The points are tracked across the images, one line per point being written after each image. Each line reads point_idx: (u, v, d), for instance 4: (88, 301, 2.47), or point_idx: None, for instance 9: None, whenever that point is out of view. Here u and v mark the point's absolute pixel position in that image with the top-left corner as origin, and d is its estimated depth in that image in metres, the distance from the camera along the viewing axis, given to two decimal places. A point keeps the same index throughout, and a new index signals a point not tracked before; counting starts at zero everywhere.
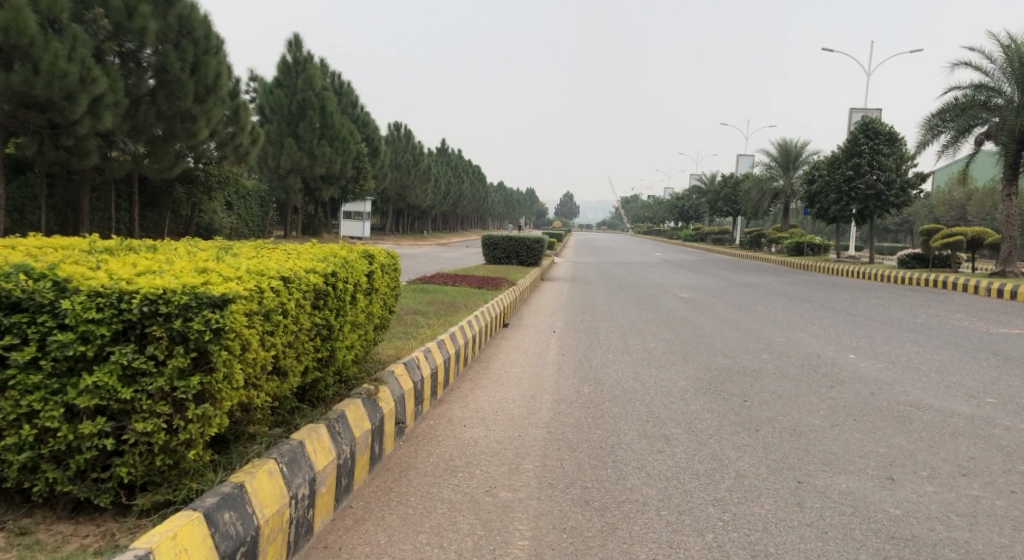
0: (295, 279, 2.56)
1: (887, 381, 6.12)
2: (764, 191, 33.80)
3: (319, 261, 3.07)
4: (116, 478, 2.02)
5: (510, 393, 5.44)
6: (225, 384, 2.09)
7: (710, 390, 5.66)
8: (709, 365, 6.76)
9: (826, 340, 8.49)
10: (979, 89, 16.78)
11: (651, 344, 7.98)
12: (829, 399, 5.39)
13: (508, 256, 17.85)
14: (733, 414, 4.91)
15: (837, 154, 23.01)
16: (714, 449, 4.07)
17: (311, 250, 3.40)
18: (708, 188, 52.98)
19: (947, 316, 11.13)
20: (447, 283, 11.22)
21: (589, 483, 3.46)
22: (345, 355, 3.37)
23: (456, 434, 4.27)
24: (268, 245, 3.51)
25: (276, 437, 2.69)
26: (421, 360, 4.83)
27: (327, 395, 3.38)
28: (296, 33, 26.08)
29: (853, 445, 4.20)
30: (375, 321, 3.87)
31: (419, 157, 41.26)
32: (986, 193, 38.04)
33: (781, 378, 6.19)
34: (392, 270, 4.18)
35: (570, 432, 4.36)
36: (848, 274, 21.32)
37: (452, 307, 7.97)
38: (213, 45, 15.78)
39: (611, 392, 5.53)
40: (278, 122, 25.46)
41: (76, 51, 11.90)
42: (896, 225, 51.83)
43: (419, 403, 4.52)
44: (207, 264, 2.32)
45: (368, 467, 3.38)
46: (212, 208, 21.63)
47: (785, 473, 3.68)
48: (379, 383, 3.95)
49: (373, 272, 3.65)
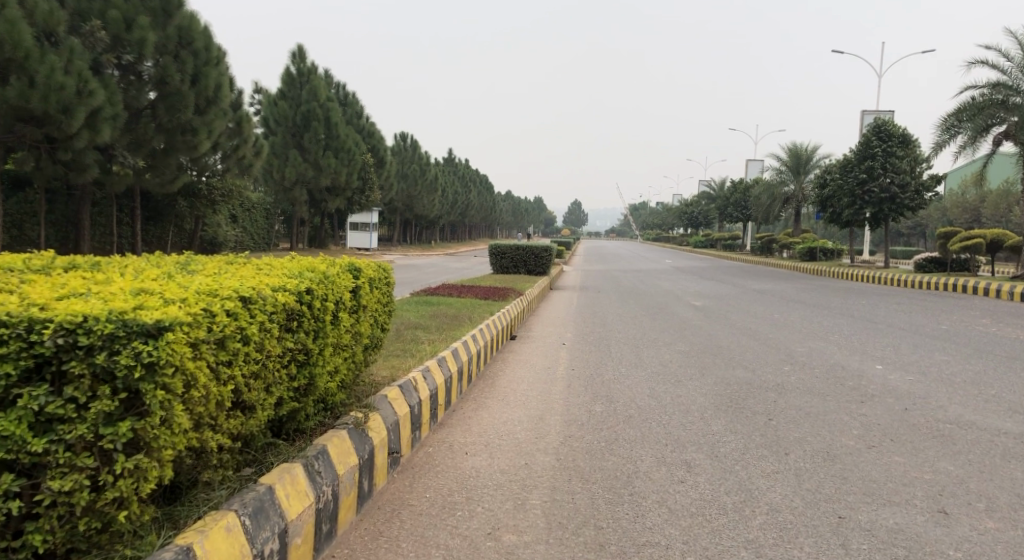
0: (257, 299, 2.24)
1: (921, 394, 5.69)
2: (775, 196, 33.32)
3: (292, 277, 2.74)
4: (29, 550, 1.64)
5: (516, 414, 5.07)
6: (164, 428, 1.75)
7: (731, 408, 5.25)
8: (727, 379, 6.36)
9: (849, 350, 8.04)
10: (996, 88, 16.31)
11: (664, 356, 7.58)
12: (861, 417, 4.97)
13: (516, 265, 17.46)
14: (758, 436, 4.50)
15: (850, 156, 22.56)
16: (741, 478, 3.66)
17: (287, 264, 3.07)
18: (717, 194, 52.61)
19: (973, 322, 10.64)
20: (452, 294, 10.88)
21: (603, 522, 3.07)
22: (326, 382, 3.02)
23: (456, 464, 3.89)
24: (241, 260, 3.18)
25: (239, 484, 2.33)
26: (419, 381, 4.47)
27: (307, 427, 3.04)
28: (300, 44, 25.95)
29: (895, 469, 3.78)
30: (364, 341, 3.53)
31: (426, 167, 41.15)
32: (1000, 194, 37.44)
33: (806, 393, 5.77)
34: (383, 283, 3.86)
35: (582, 459, 3.98)
36: (864, 279, 20.80)
37: (456, 320, 7.62)
38: (213, 56, 15.58)
39: (625, 412, 5.13)
40: (283, 134, 25.33)
41: (73, 63, 11.70)
42: (910, 228, 51.15)
43: (417, 429, 4.16)
44: (147, 286, 2.00)
45: (355, 507, 3.02)
46: (216, 222, 21.53)
47: (823, 505, 3.26)
48: (369, 410, 3.60)
49: (361, 287, 3.32)
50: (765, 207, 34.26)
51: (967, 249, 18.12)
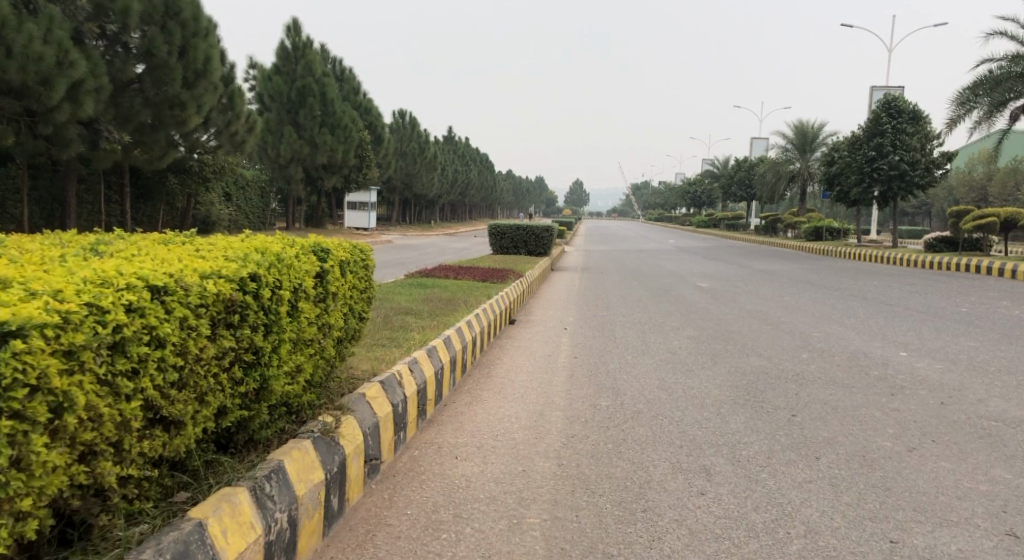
0: (177, 289, 1.76)
1: (955, 385, 5.19)
2: (779, 174, 32.61)
3: (234, 257, 2.24)
4: None
5: (513, 410, 4.60)
6: (17, 472, 1.29)
7: (750, 402, 4.77)
8: (742, 369, 5.88)
9: (869, 335, 7.53)
10: (1015, 61, 15.56)
11: (672, 343, 7.09)
12: (895, 412, 4.47)
13: (516, 245, 16.93)
14: (783, 435, 4.04)
15: (858, 133, 21.87)
16: (769, 489, 3.21)
17: (236, 243, 2.57)
18: (720, 173, 51.86)
19: (993, 304, 10.08)
20: (449, 275, 10.38)
21: (613, 549, 2.61)
22: (285, 385, 2.54)
23: (443, 472, 3.44)
24: (181, 239, 2.68)
25: (161, 519, 1.87)
26: (404, 376, 3.99)
27: (263, 437, 2.58)
28: (294, 17, 25.16)
29: (942, 477, 3.29)
30: (335, 334, 3.04)
31: (425, 145, 40.39)
32: (1009, 172, 36.73)
33: (829, 385, 5.29)
34: (358, 266, 3.37)
35: (586, 465, 3.54)
36: (872, 259, 20.25)
37: (451, 304, 7.15)
38: (203, 27, 14.94)
39: (634, 407, 4.67)
40: (278, 110, 24.67)
41: (53, 32, 11.10)
42: (916, 206, 50.62)
43: (401, 430, 3.71)
44: (10, 275, 1.51)
45: (320, 531, 2.56)
46: (209, 200, 21.07)
47: (868, 526, 2.79)
48: (343, 411, 3.14)
49: (328, 271, 2.83)
50: (769, 186, 33.57)
51: (980, 228, 17.47)
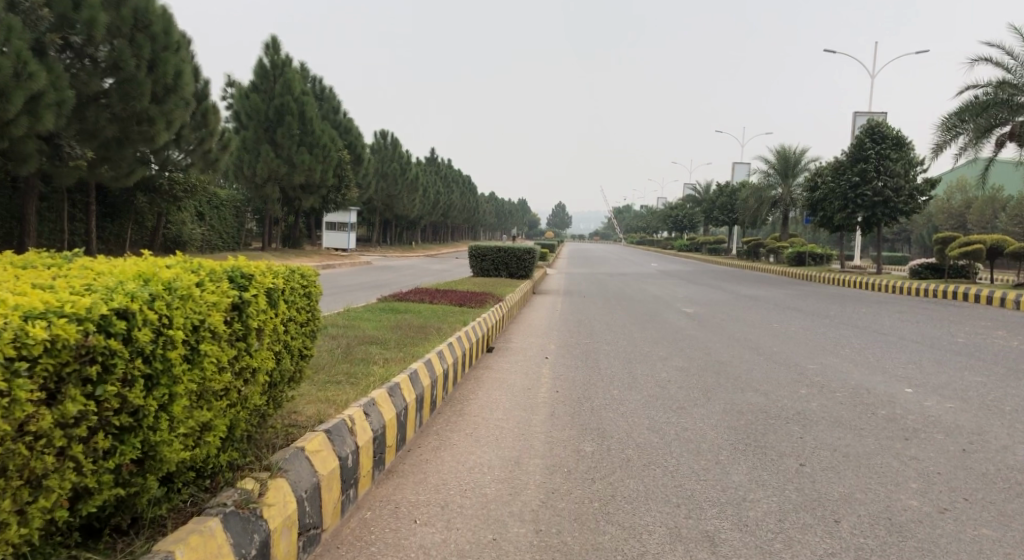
0: None
1: (973, 428, 4.74)
2: (762, 200, 32.58)
3: (95, 287, 1.70)
4: None
5: (485, 457, 4.03)
6: None
7: (752, 448, 4.27)
8: (738, 406, 5.37)
9: (868, 368, 7.10)
10: (1000, 87, 15.50)
11: (662, 375, 6.58)
12: (914, 462, 3.99)
13: (496, 267, 16.43)
14: (792, 489, 3.54)
15: (842, 159, 21.81)
16: None
17: (120, 272, 2.02)
18: (703, 198, 51.94)
19: (989, 335, 9.75)
20: (424, 299, 9.82)
21: None
22: (184, 450, 1.95)
23: (398, 541, 2.86)
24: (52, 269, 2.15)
25: None
26: (357, 421, 3.41)
27: (154, 516, 1.98)
28: (273, 35, 24.73)
29: (989, 551, 2.80)
30: (263, 379, 2.47)
31: (407, 167, 39.80)
32: (986, 199, 37.29)
33: (835, 427, 4.79)
34: (297, 296, 2.85)
35: (569, 532, 2.98)
36: (858, 284, 20.02)
37: (421, 332, 6.58)
38: (174, 41, 14.42)
39: (623, 453, 4.13)
40: (255, 128, 24.00)
41: (10, 42, 10.47)
42: (896, 234, 51.18)
43: (350, 487, 3.12)
44: None
45: None
46: (181, 220, 20.36)
47: None
48: (272, 473, 2.55)
49: (249, 303, 2.27)
50: (752, 211, 33.56)
51: (967, 255, 17.29)
